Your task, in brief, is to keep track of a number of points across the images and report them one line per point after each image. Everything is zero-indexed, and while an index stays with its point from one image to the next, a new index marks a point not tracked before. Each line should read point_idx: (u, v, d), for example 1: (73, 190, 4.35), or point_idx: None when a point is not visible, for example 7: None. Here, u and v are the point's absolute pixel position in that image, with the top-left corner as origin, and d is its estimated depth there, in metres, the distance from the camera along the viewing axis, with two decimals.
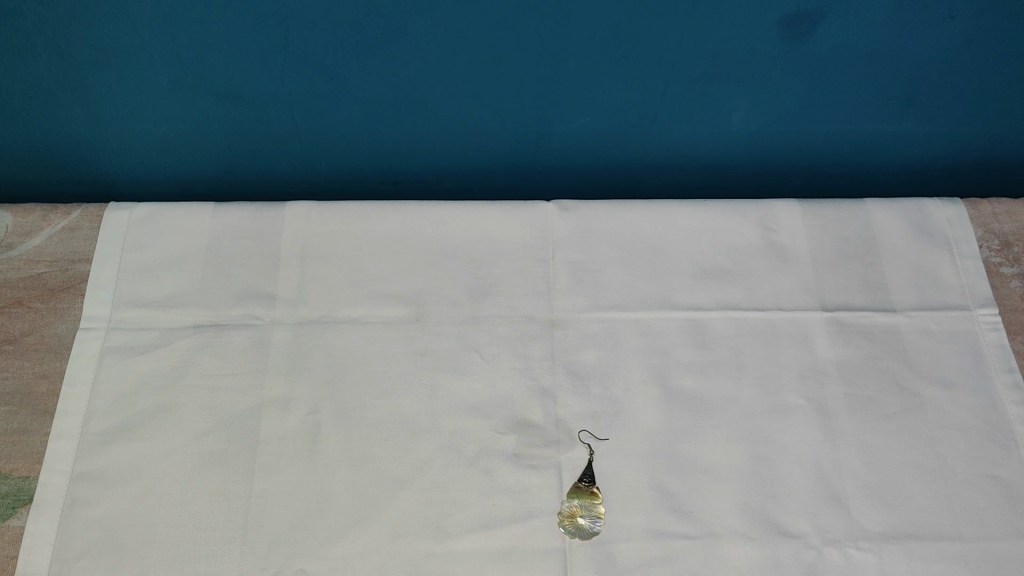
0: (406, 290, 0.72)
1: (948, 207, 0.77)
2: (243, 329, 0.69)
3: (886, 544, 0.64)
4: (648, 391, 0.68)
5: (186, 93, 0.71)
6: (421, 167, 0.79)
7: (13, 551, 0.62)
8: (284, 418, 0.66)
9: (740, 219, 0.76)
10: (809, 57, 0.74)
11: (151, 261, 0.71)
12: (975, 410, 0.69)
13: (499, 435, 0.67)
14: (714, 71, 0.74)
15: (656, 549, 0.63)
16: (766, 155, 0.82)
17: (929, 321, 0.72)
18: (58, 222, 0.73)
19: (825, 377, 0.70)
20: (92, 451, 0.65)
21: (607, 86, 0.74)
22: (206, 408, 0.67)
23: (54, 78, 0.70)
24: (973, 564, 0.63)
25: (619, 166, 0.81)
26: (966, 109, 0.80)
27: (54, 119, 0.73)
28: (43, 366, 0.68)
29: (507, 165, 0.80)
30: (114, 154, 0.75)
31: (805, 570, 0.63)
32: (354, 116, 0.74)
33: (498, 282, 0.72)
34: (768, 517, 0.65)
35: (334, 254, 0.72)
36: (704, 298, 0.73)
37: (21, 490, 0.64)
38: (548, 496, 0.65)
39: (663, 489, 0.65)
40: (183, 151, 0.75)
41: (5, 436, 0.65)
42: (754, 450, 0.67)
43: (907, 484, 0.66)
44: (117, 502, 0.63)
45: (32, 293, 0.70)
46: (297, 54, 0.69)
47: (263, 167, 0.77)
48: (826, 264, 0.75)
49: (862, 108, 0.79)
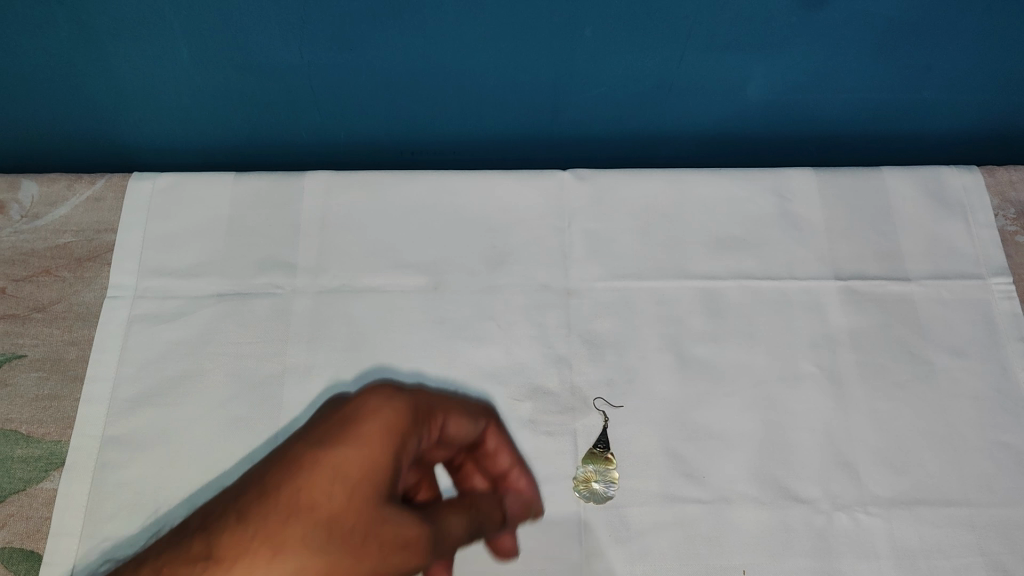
0: (424, 259, 0.73)
1: (964, 174, 0.77)
2: (265, 297, 0.70)
3: (894, 509, 0.64)
4: (663, 358, 0.69)
5: (208, 64, 0.74)
6: (439, 130, 0.82)
7: (46, 512, 0.63)
8: (306, 384, 0.67)
9: (754, 188, 0.77)
10: (829, 25, 0.71)
11: (175, 234, 0.73)
12: (987, 378, 0.69)
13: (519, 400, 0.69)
14: (731, 42, 0.73)
15: (668, 514, 0.64)
16: (777, 123, 0.83)
17: (942, 289, 0.72)
18: (83, 192, 0.76)
19: (838, 346, 0.70)
20: (121, 416, 0.66)
21: (621, 59, 0.74)
22: (230, 373, 0.68)
23: (80, 49, 0.72)
24: (982, 529, 0.64)
25: (630, 130, 0.83)
26: (985, 80, 0.78)
27: (85, 86, 0.76)
28: (72, 333, 0.70)
29: (520, 130, 0.83)
30: (147, 119, 0.80)
31: (814, 534, 0.63)
32: (371, 85, 0.76)
33: (514, 251, 0.73)
34: (779, 482, 0.65)
35: (354, 224, 0.74)
36: (719, 267, 0.73)
37: (53, 453, 0.65)
38: (564, 461, 0.66)
39: (675, 455, 0.66)
40: (211, 116, 0.80)
41: (38, 400, 0.67)
42: (766, 418, 0.67)
43: (917, 451, 0.66)
44: (147, 466, 0.64)
45: (59, 262, 0.73)
46: (312, 29, 0.70)
47: (289, 130, 0.81)
48: (840, 233, 0.75)
49: (880, 74, 0.77)
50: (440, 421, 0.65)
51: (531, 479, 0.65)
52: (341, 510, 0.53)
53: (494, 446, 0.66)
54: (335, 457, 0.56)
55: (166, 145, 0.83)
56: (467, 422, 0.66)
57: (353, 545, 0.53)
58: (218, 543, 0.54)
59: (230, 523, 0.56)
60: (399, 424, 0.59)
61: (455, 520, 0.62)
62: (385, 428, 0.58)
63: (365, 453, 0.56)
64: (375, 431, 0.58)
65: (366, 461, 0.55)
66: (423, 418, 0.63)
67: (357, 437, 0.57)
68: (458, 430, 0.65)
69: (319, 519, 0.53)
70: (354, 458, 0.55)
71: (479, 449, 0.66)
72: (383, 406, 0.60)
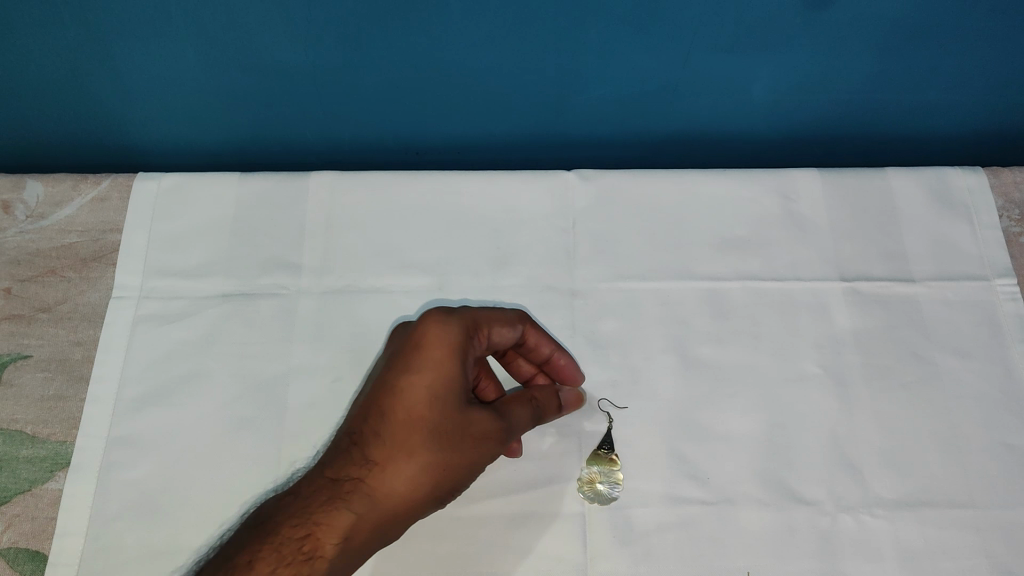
0: (429, 260, 0.73)
1: (969, 175, 0.77)
2: (270, 298, 0.71)
3: (899, 510, 0.64)
4: (667, 359, 0.69)
5: (212, 64, 0.74)
6: (444, 129, 0.82)
7: (52, 512, 0.63)
8: (311, 385, 0.67)
9: (759, 189, 0.77)
10: (833, 24, 0.71)
11: (180, 234, 0.73)
12: (992, 379, 0.69)
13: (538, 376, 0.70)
14: (735, 43, 0.73)
15: (673, 515, 0.64)
16: (782, 123, 0.83)
17: (947, 290, 0.72)
18: (88, 193, 0.76)
19: (842, 347, 0.70)
20: (126, 416, 0.66)
21: (626, 60, 0.74)
22: (235, 373, 0.68)
23: (85, 50, 0.72)
24: (986, 531, 0.63)
25: (635, 129, 0.83)
26: (991, 81, 0.78)
27: (90, 87, 0.76)
28: (78, 334, 0.70)
29: (525, 130, 0.83)
30: (152, 119, 0.80)
31: (819, 536, 0.63)
32: (376, 85, 0.76)
33: (519, 252, 0.73)
34: (784, 484, 0.65)
35: (359, 225, 0.74)
36: (724, 268, 0.73)
37: (59, 454, 0.66)
38: (569, 462, 0.66)
39: (680, 456, 0.66)
40: (216, 115, 0.80)
41: (44, 401, 0.68)
42: (770, 419, 0.67)
43: (922, 452, 0.66)
44: (152, 466, 0.64)
45: (64, 263, 0.73)
46: (317, 30, 0.70)
47: (294, 129, 0.82)
48: (845, 234, 0.75)
49: (885, 75, 0.77)
50: (488, 329, 0.63)
51: (570, 357, 0.68)
52: (443, 416, 0.60)
53: (534, 342, 0.66)
54: (413, 382, 0.60)
55: (171, 144, 0.83)
56: (510, 319, 0.65)
57: (456, 440, 0.59)
58: (347, 465, 0.59)
59: (352, 452, 0.59)
60: (465, 336, 0.62)
61: (521, 411, 0.62)
62: (461, 324, 0.62)
63: (438, 366, 0.60)
64: (449, 339, 0.61)
65: (447, 375, 0.60)
66: (478, 328, 0.63)
67: (427, 352, 0.60)
68: (505, 321, 0.64)
69: (426, 426, 0.59)
70: (427, 379, 0.60)
71: (523, 344, 0.67)
72: (450, 315, 0.62)
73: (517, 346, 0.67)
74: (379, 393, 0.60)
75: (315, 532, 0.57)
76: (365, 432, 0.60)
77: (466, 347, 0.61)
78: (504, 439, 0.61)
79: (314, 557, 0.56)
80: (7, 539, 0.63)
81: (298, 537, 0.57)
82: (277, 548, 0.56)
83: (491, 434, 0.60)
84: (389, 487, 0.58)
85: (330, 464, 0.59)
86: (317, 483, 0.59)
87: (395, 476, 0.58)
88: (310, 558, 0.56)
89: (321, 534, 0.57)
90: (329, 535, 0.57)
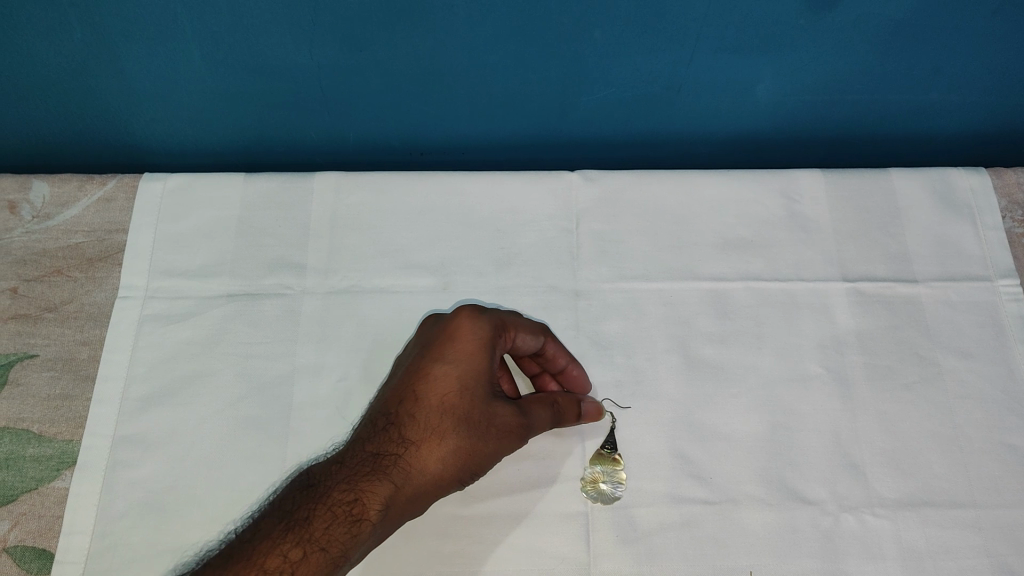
0: (433, 260, 0.73)
1: (972, 175, 0.77)
2: (275, 298, 0.71)
3: (901, 510, 0.64)
4: (670, 360, 0.69)
5: (218, 65, 0.74)
6: (449, 131, 0.83)
7: (58, 511, 0.64)
8: (316, 384, 0.67)
9: (762, 190, 0.77)
10: (837, 25, 0.71)
11: (186, 234, 0.74)
12: (994, 380, 0.69)
13: (543, 378, 0.69)
14: (739, 44, 0.73)
15: (675, 514, 0.64)
16: (786, 124, 0.83)
17: (950, 291, 0.73)
18: (93, 193, 0.76)
19: (845, 347, 0.71)
20: (132, 415, 0.66)
21: (630, 61, 0.74)
22: (240, 373, 0.68)
23: (91, 52, 0.73)
24: (987, 531, 0.64)
25: (639, 130, 0.84)
26: (994, 82, 0.78)
27: (96, 88, 0.77)
28: (84, 333, 0.71)
29: (530, 131, 0.83)
30: (157, 120, 0.80)
31: (821, 535, 0.64)
32: (381, 86, 0.76)
33: (523, 252, 0.74)
34: (787, 484, 0.65)
35: (364, 225, 0.74)
36: (727, 268, 0.74)
37: (65, 453, 0.66)
38: (572, 461, 0.66)
39: (682, 455, 0.66)
40: (221, 116, 0.80)
41: (50, 400, 0.68)
42: (773, 419, 0.68)
43: (924, 452, 0.67)
44: (158, 465, 0.64)
45: (70, 262, 0.74)
46: (322, 31, 0.70)
47: (299, 130, 0.82)
48: (848, 235, 0.75)
49: (888, 76, 0.77)
50: (514, 331, 0.64)
51: (582, 367, 0.68)
52: (472, 405, 0.61)
53: (551, 352, 0.67)
54: (445, 371, 0.62)
55: (176, 144, 0.84)
56: (533, 326, 0.65)
57: (484, 429, 0.61)
58: (385, 441, 0.60)
59: (388, 430, 0.61)
60: (494, 333, 0.63)
61: (540, 411, 0.63)
62: (491, 322, 0.63)
63: (469, 358, 0.62)
64: (479, 335, 0.62)
65: (477, 367, 0.62)
66: (505, 328, 0.64)
67: (458, 344, 0.62)
68: (529, 327, 0.65)
69: (457, 412, 0.61)
70: (459, 369, 0.62)
71: (540, 354, 0.67)
72: (482, 311, 0.64)
73: (534, 357, 0.67)
74: (413, 379, 0.62)
75: (361, 498, 0.58)
76: (401, 412, 0.61)
77: (494, 344, 0.63)
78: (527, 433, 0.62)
79: (362, 520, 0.57)
80: (14, 538, 0.63)
81: (346, 500, 0.58)
82: (329, 508, 0.58)
83: (514, 427, 0.62)
84: (422, 465, 0.60)
85: (368, 440, 0.61)
86: (359, 454, 0.60)
87: (429, 456, 0.60)
88: (357, 520, 0.57)
89: (367, 500, 0.58)
90: (373, 501, 0.58)
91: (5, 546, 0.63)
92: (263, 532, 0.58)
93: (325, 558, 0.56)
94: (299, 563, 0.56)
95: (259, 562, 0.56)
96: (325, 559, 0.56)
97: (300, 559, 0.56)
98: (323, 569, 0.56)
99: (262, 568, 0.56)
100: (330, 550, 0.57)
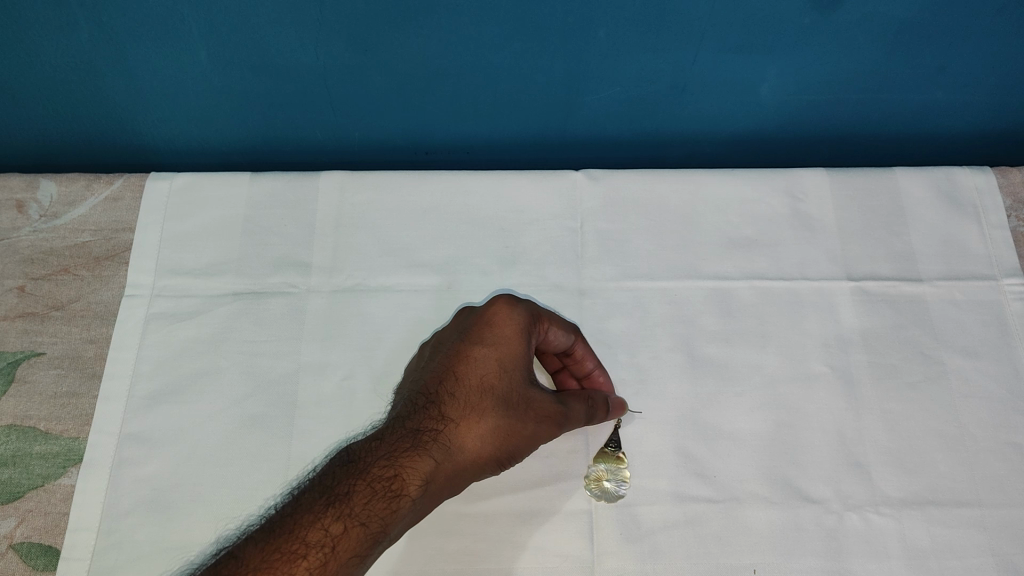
0: (438, 259, 0.73)
1: (977, 174, 0.77)
2: (281, 296, 0.71)
3: (906, 509, 0.64)
4: (674, 359, 0.70)
5: (224, 66, 0.74)
6: (454, 131, 0.83)
7: (64, 508, 0.64)
8: (320, 383, 0.68)
9: (766, 189, 0.77)
10: (841, 24, 0.71)
11: (192, 233, 0.74)
12: (999, 379, 0.69)
13: (563, 375, 0.69)
14: (743, 43, 0.73)
15: (679, 513, 0.64)
16: (790, 122, 0.83)
17: (955, 290, 0.73)
18: (100, 192, 0.77)
19: (850, 346, 0.71)
20: (138, 413, 0.67)
21: (635, 60, 0.74)
22: (246, 371, 0.68)
23: (98, 52, 0.73)
24: (992, 530, 0.64)
25: (645, 130, 0.84)
26: (999, 81, 0.78)
27: (103, 89, 0.77)
28: (90, 332, 0.71)
29: (535, 131, 0.83)
30: (164, 120, 0.81)
31: (825, 534, 0.63)
32: (385, 85, 0.77)
33: (527, 251, 0.74)
34: (791, 482, 0.65)
35: (369, 223, 0.75)
36: (731, 267, 0.74)
37: (72, 450, 0.66)
38: (575, 460, 0.66)
39: (686, 454, 0.66)
40: (228, 116, 0.80)
41: (57, 398, 0.68)
42: (777, 417, 0.68)
43: (929, 451, 0.66)
44: (163, 462, 0.65)
45: (77, 261, 0.74)
46: (328, 31, 0.70)
47: (305, 130, 0.82)
48: (852, 234, 0.75)
49: (894, 75, 0.77)
50: (548, 325, 0.65)
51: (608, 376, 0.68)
52: (511, 389, 0.62)
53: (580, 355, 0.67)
54: (486, 354, 0.63)
55: (182, 144, 0.84)
56: (566, 323, 0.66)
57: (522, 413, 0.62)
58: (424, 418, 0.61)
59: (428, 408, 0.62)
60: (531, 323, 0.64)
61: (578, 404, 0.64)
62: (531, 310, 0.64)
63: (511, 342, 0.63)
64: (517, 323, 0.63)
65: (517, 353, 0.63)
66: (541, 320, 0.64)
67: (499, 328, 0.63)
68: (563, 323, 0.65)
69: (497, 394, 0.62)
70: (500, 352, 0.63)
71: (569, 354, 0.67)
72: (518, 300, 0.64)
73: (562, 355, 0.68)
74: (453, 361, 0.63)
75: (401, 474, 0.58)
76: (441, 391, 0.62)
77: (534, 331, 0.64)
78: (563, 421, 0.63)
79: (402, 496, 0.58)
80: (21, 534, 0.63)
81: (385, 476, 0.58)
82: (369, 483, 0.58)
83: (552, 415, 0.62)
84: (461, 445, 0.60)
85: (406, 417, 0.61)
86: (399, 431, 0.61)
87: (467, 435, 0.61)
88: (396, 496, 0.58)
89: (407, 476, 0.58)
90: (413, 478, 0.58)
91: (12, 543, 0.63)
92: (303, 506, 0.58)
93: (365, 533, 0.56)
94: (340, 536, 0.56)
95: (300, 536, 0.56)
96: (365, 534, 0.56)
97: (341, 533, 0.56)
98: (364, 544, 0.56)
99: (303, 541, 0.56)
100: (370, 525, 0.57)
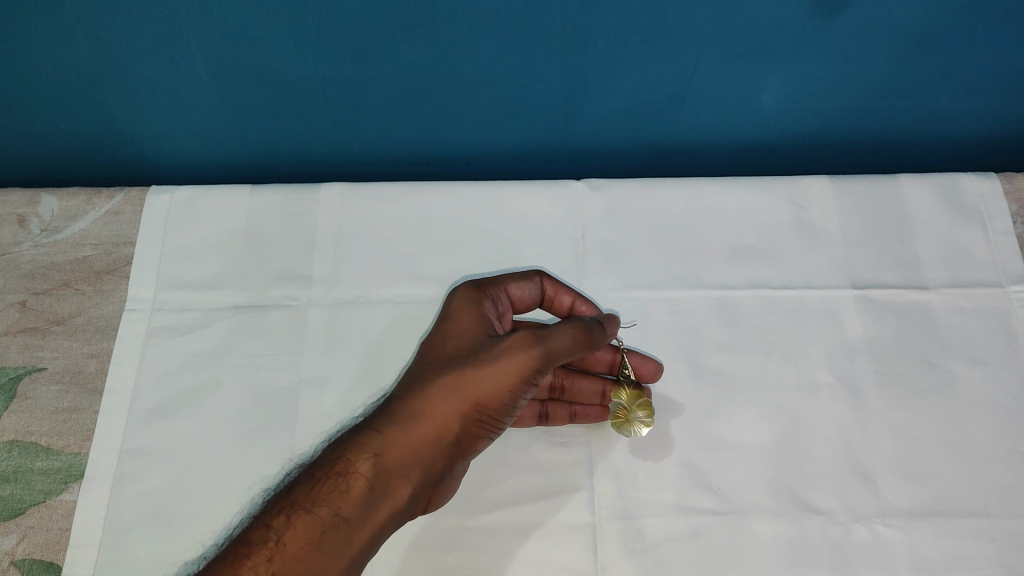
0: (439, 270, 0.73)
1: (982, 180, 0.76)
2: (282, 309, 0.71)
3: (913, 520, 0.64)
4: (677, 369, 0.69)
5: (223, 79, 0.74)
6: (455, 142, 0.83)
7: (65, 524, 0.63)
8: (322, 396, 0.67)
9: (769, 197, 0.77)
10: (841, 30, 0.71)
11: (193, 247, 0.74)
12: (1007, 387, 0.68)
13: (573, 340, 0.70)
14: (744, 50, 0.72)
15: (684, 525, 0.63)
16: (792, 129, 0.83)
17: (961, 297, 0.72)
18: (101, 207, 0.77)
19: (854, 355, 0.70)
20: (139, 427, 0.67)
21: (635, 69, 0.74)
22: (246, 384, 0.68)
23: (97, 67, 0.73)
24: (1001, 541, 0.63)
25: (646, 138, 0.83)
26: (1003, 86, 0.77)
27: (103, 103, 0.77)
28: (91, 346, 0.71)
29: (536, 141, 0.83)
30: (164, 133, 0.81)
31: (831, 546, 0.63)
32: (384, 96, 0.77)
33: (529, 262, 0.74)
34: (796, 493, 0.65)
35: (370, 234, 0.74)
36: (734, 276, 0.73)
37: (73, 465, 0.66)
38: (579, 472, 0.66)
39: (690, 465, 0.66)
40: (228, 129, 0.81)
41: (58, 413, 0.68)
42: (782, 428, 0.67)
43: (936, 461, 0.66)
44: (163, 477, 0.64)
45: (78, 276, 0.74)
46: (326, 42, 0.70)
47: (305, 142, 0.82)
48: (856, 242, 0.75)
49: (896, 81, 0.77)
50: (506, 286, 0.66)
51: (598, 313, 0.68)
52: (460, 349, 0.60)
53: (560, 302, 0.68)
54: (432, 337, 0.63)
55: (183, 158, 0.84)
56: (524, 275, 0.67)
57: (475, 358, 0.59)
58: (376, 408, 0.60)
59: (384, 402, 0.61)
60: (477, 292, 0.64)
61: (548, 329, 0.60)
62: (472, 287, 0.65)
63: (454, 317, 0.63)
64: (458, 298, 0.64)
65: (462, 322, 0.62)
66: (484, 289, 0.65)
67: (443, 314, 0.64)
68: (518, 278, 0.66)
69: (444, 358, 0.60)
70: (445, 328, 0.62)
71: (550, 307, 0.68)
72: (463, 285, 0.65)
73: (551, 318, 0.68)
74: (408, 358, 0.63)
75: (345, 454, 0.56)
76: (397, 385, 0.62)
77: (479, 301, 0.64)
78: (530, 346, 0.58)
79: (348, 475, 0.55)
80: (22, 551, 0.63)
81: (331, 460, 0.56)
82: (314, 472, 0.56)
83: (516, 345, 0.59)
84: (410, 412, 0.58)
85: None
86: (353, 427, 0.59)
87: (416, 401, 0.58)
88: (343, 477, 0.55)
89: (351, 455, 0.56)
90: (357, 455, 0.56)
91: (14, 559, 0.63)
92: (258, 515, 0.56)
93: (313, 519, 0.54)
94: (284, 529, 0.54)
95: (247, 539, 0.54)
96: (313, 520, 0.54)
97: (285, 525, 0.54)
98: (313, 530, 0.54)
99: (247, 541, 0.54)
100: (318, 512, 0.54)
